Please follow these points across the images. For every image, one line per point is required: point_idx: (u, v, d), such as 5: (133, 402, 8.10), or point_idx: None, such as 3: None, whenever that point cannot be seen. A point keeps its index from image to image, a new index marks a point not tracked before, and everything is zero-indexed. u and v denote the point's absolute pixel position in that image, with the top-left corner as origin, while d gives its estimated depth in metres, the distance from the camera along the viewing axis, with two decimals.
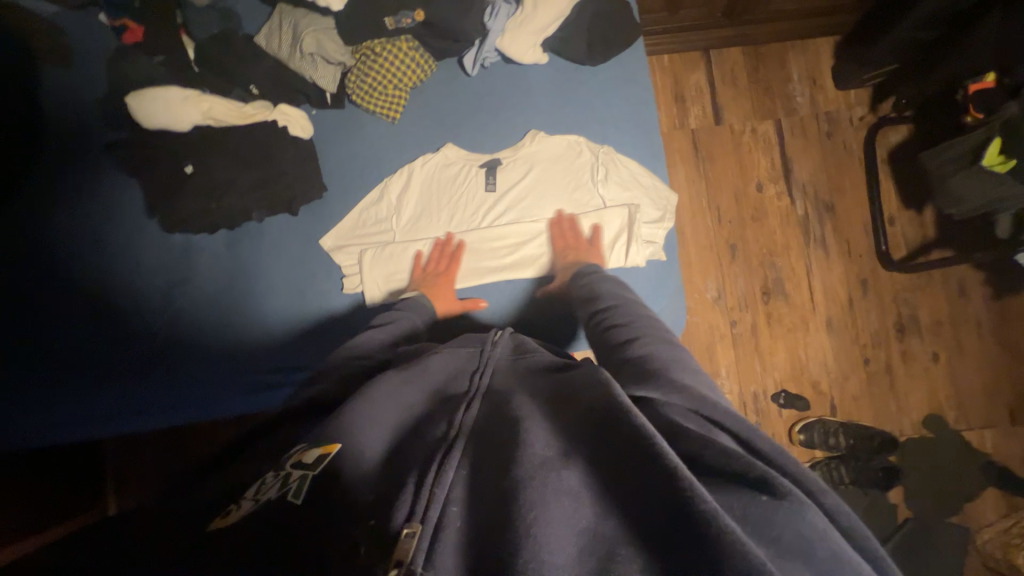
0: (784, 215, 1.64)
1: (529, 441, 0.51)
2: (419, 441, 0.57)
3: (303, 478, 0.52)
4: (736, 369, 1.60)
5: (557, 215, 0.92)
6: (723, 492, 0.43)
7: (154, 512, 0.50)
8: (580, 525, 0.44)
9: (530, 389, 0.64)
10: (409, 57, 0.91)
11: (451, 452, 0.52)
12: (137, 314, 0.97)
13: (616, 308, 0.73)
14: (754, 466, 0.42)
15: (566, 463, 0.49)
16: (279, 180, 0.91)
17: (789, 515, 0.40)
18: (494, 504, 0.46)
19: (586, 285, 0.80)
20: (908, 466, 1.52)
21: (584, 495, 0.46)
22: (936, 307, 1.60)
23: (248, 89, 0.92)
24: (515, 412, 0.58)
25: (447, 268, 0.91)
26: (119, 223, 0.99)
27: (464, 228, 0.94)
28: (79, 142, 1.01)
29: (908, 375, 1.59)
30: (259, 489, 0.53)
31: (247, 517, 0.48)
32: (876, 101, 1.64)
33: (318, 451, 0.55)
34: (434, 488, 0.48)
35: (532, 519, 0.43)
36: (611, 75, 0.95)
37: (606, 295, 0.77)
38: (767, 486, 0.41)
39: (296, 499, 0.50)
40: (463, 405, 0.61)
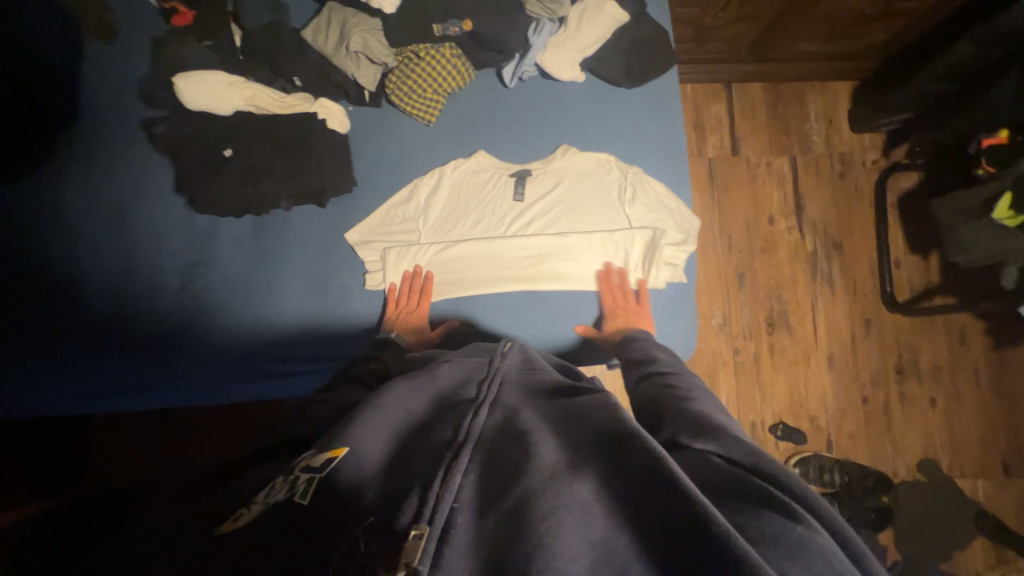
0: (792, 249, 1.67)
1: (539, 455, 0.52)
2: (422, 446, 0.59)
3: (310, 481, 0.55)
4: (736, 397, 1.61)
5: (606, 267, 0.93)
6: (753, 516, 0.44)
7: (179, 516, 0.54)
8: (593, 537, 0.44)
9: (539, 407, 0.66)
10: (450, 63, 0.94)
11: (459, 456, 0.54)
12: (156, 293, 0.98)
13: (676, 375, 0.71)
14: (772, 492, 0.45)
15: (576, 475, 0.50)
16: (313, 170, 0.92)
17: (817, 541, 0.42)
18: (504, 512, 0.47)
19: (640, 350, 0.80)
20: (900, 508, 1.53)
21: (595, 507, 0.47)
22: (936, 353, 1.63)
23: (290, 79, 0.94)
24: (525, 426, 0.59)
25: (416, 303, 0.92)
26: (145, 198, 1.00)
27: (489, 235, 0.95)
28: (115, 116, 1.02)
29: (905, 417, 1.61)
30: (269, 493, 0.57)
31: (256, 518, 0.52)
32: (889, 147, 1.68)
33: (325, 455, 0.58)
34: (441, 490, 0.49)
35: (545, 530, 0.44)
36: (645, 99, 0.97)
37: (662, 360, 0.76)
38: (793, 514, 0.43)
39: (302, 499, 0.53)
40: (471, 412, 0.62)
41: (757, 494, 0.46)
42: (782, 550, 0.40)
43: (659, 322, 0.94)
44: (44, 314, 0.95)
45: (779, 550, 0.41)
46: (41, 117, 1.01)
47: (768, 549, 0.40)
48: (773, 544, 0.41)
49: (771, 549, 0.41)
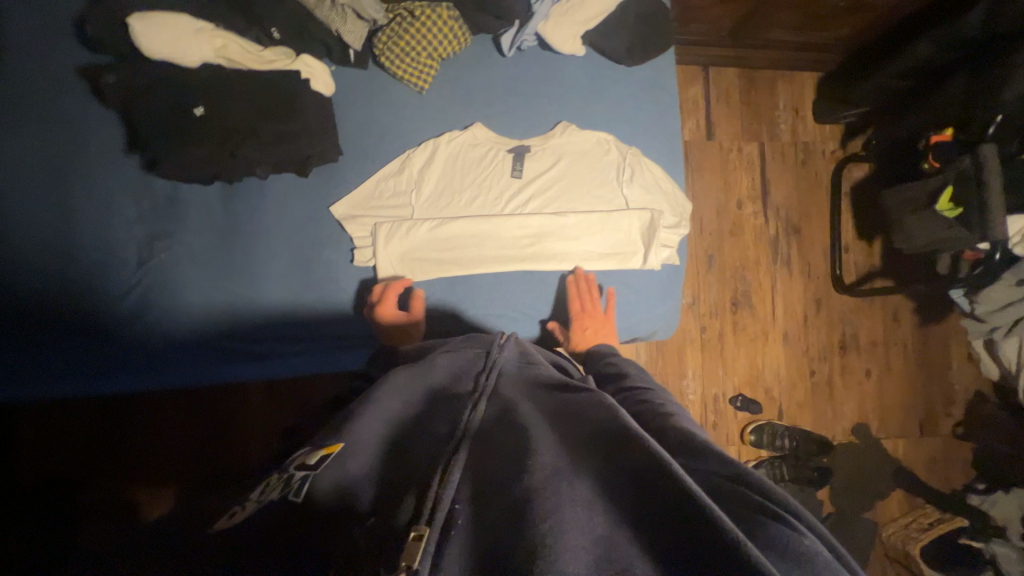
0: (757, 233, 1.76)
1: (539, 452, 0.55)
2: (422, 440, 0.61)
3: (304, 478, 0.54)
4: (701, 372, 1.71)
5: (575, 271, 0.93)
6: (759, 525, 0.46)
7: (174, 523, 0.52)
8: (595, 532, 0.46)
9: (536, 400, 0.68)
10: (447, 28, 0.86)
11: (457, 452, 0.56)
12: (110, 266, 0.88)
13: (650, 391, 0.73)
14: (767, 504, 0.48)
15: (575, 475, 0.52)
16: (296, 137, 0.82)
17: (823, 556, 0.44)
18: (505, 508, 0.49)
19: (611, 366, 0.81)
20: (836, 467, 1.72)
21: (594, 504, 0.49)
22: (873, 329, 1.81)
23: (268, 32, 0.83)
24: (524, 420, 0.62)
25: (389, 304, 0.88)
26: (90, 159, 0.88)
27: (486, 212, 0.93)
28: (43, 60, 0.87)
29: (844, 387, 1.78)
30: (262, 491, 0.55)
31: (251, 514, 0.51)
32: (847, 138, 1.80)
33: (321, 452, 0.58)
34: (441, 489, 0.51)
35: (548, 529, 0.45)
36: (641, 79, 0.97)
37: (634, 375, 0.78)
38: (797, 528, 0.45)
39: (296, 497, 0.52)
40: (471, 404, 0.65)
41: (763, 509, 0.47)
42: (789, 561, 0.43)
43: (651, 303, 0.97)
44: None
45: (785, 558, 0.43)
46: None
47: (776, 561, 0.43)
48: (782, 553, 0.43)
49: (779, 559, 0.43)
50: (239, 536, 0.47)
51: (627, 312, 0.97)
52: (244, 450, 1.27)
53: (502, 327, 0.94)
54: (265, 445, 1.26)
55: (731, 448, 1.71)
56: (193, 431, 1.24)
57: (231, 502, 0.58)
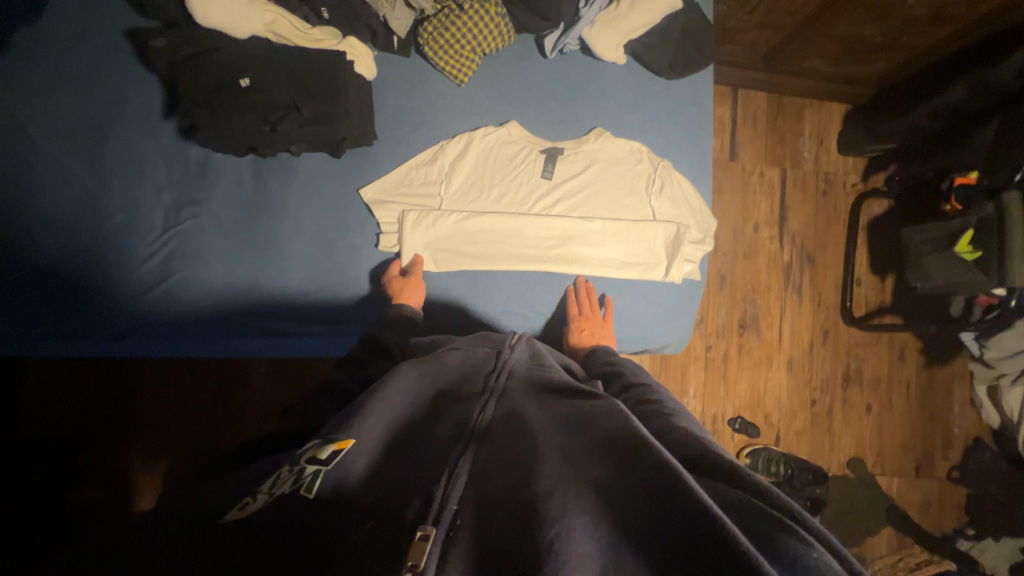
0: (772, 257, 1.76)
1: (544, 461, 0.55)
2: (431, 438, 0.62)
3: (315, 473, 0.53)
4: (703, 391, 1.71)
5: (577, 279, 0.94)
6: (767, 535, 0.46)
7: (194, 493, 0.53)
8: (601, 541, 0.47)
9: (545, 403, 0.68)
10: (493, 22, 0.87)
11: (461, 457, 0.56)
12: (131, 227, 0.88)
13: (649, 388, 0.75)
14: (769, 511, 0.48)
15: (583, 483, 0.52)
16: (332, 119, 0.83)
17: (833, 568, 0.43)
18: (512, 514, 0.49)
19: (610, 366, 0.82)
20: (830, 499, 1.71)
21: (602, 514, 0.49)
22: (878, 365, 1.81)
23: (317, 10, 0.82)
24: (532, 425, 0.62)
25: (407, 285, 0.89)
26: (128, 121, 0.89)
27: (514, 210, 0.93)
28: (92, 19, 0.88)
29: (844, 420, 1.78)
30: (274, 483, 0.54)
31: (264, 508, 0.49)
32: (869, 172, 1.80)
33: (332, 447, 0.56)
34: (447, 490, 0.52)
35: (554, 536, 0.45)
36: (679, 94, 0.97)
37: (631, 373, 0.80)
38: (805, 538, 0.45)
39: (308, 492, 0.51)
40: (480, 405, 0.66)
41: (771, 520, 0.47)
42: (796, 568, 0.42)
43: (668, 316, 0.98)
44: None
45: (792, 568, 0.42)
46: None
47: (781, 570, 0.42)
48: (790, 566, 0.43)
49: (785, 570, 0.42)
50: (250, 529, 0.46)
51: (642, 322, 0.97)
52: (244, 424, 1.26)
53: (518, 325, 0.94)
54: (263, 421, 1.25)
55: None
56: (193, 400, 1.24)
57: (247, 474, 0.58)
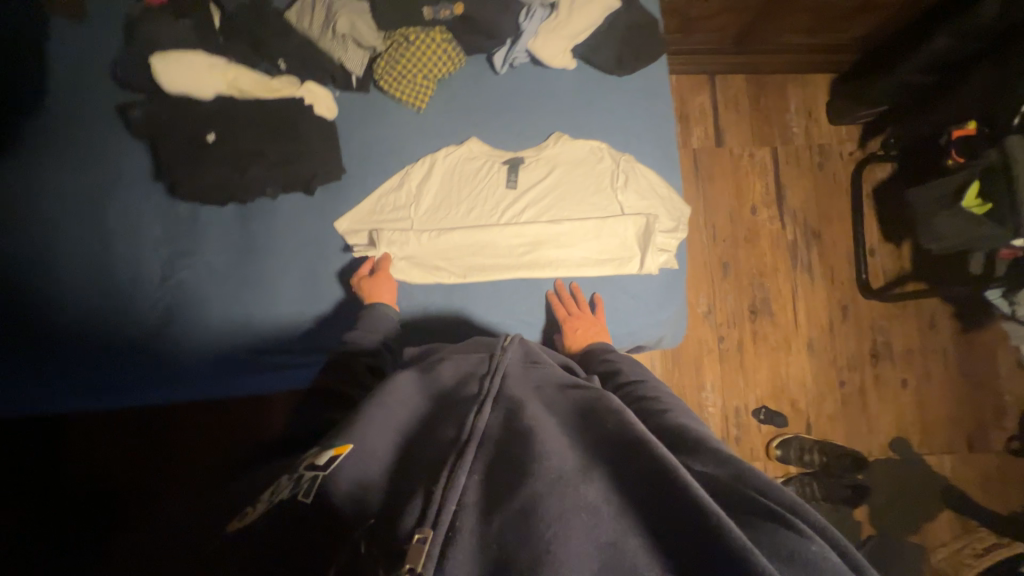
0: (774, 238, 1.71)
1: (546, 454, 0.54)
2: (429, 444, 0.62)
3: (314, 478, 0.56)
4: (720, 383, 1.65)
5: (555, 284, 0.95)
6: (769, 533, 0.46)
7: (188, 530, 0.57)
8: (600, 539, 0.47)
9: (542, 402, 0.68)
10: (441, 48, 0.93)
11: (464, 456, 0.56)
12: (142, 280, 0.95)
13: (646, 384, 0.74)
14: (766, 503, 0.48)
15: (584, 477, 0.52)
16: (301, 159, 0.90)
17: (835, 564, 0.43)
18: (510, 512, 0.49)
19: (606, 363, 0.82)
20: (874, 485, 1.61)
21: (603, 507, 0.50)
22: (907, 336, 1.70)
23: (276, 63, 0.92)
24: (530, 423, 0.60)
25: (378, 284, 0.92)
26: (121, 188, 0.96)
27: (481, 223, 0.95)
28: (86, 101, 0.98)
29: (879, 398, 1.68)
30: (274, 491, 0.58)
31: (260, 517, 0.53)
32: (865, 138, 1.74)
33: (330, 452, 0.59)
34: (446, 491, 0.51)
35: (551, 535, 0.46)
36: (635, 87, 0.98)
37: (627, 370, 0.79)
38: (806, 533, 0.45)
39: (306, 497, 0.54)
40: (475, 408, 0.64)
41: (768, 513, 0.47)
42: (797, 566, 0.43)
43: (653, 308, 0.97)
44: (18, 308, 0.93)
45: (794, 565, 0.43)
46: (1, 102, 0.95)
47: (781, 566, 0.43)
48: (789, 562, 0.43)
49: (786, 566, 0.43)
50: (253, 539, 0.50)
51: (627, 318, 0.96)
52: None
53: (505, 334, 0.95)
54: None
55: (756, 463, 1.62)
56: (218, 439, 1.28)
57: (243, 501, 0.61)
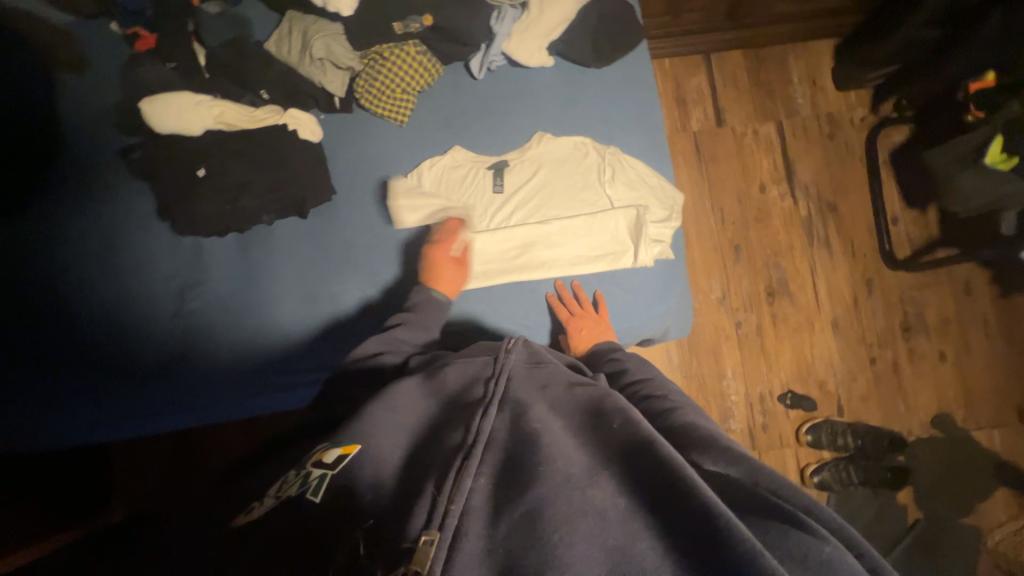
0: (786, 215, 1.64)
1: (552, 458, 0.53)
2: (434, 449, 0.61)
3: (322, 476, 0.57)
4: (742, 370, 1.58)
5: (555, 285, 0.94)
6: (780, 534, 0.45)
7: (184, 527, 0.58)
8: (607, 543, 0.46)
9: (548, 402, 0.65)
10: (416, 60, 0.95)
11: (470, 460, 0.55)
12: (166, 310, 1.00)
13: (653, 382, 0.73)
14: (776, 502, 0.47)
15: (592, 480, 0.51)
16: (288, 184, 0.93)
17: (849, 563, 0.42)
18: (516, 517, 0.49)
19: (613, 363, 0.81)
20: (917, 466, 1.52)
21: (611, 512, 0.48)
22: (942, 306, 1.61)
23: (259, 93, 0.97)
24: (536, 426, 0.59)
25: (443, 270, 0.91)
26: (131, 227, 1.02)
27: (470, 217, 0.97)
28: (92, 149, 1.03)
29: (916, 374, 1.58)
30: (281, 487, 0.59)
31: (269, 512, 0.55)
32: (877, 102, 1.65)
33: (339, 451, 0.61)
34: (453, 494, 0.51)
35: (558, 540, 0.46)
36: (615, 77, 0.98)
37: (634, 369, 0.78)
38: (819, 534, 0.44)
39: (314, 497, 0.55)
40: (480, 413, 0.63)
41: (778, 512, 0.46)
42: (810, 568, 0.42)
43: (652, 301, 0.95)
44: (57, 343, 0.99)
45: (805, 565, 0.42)
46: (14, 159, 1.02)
47: (794, 570, 0.42)
48: (801, 564, 0.42)
49: (798, 569, 0.42)
50: (258, 537, 0.52)
51: (627, 313, 0.95)
52: None
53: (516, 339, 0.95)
54: None
55: (786, 451, 1.55)
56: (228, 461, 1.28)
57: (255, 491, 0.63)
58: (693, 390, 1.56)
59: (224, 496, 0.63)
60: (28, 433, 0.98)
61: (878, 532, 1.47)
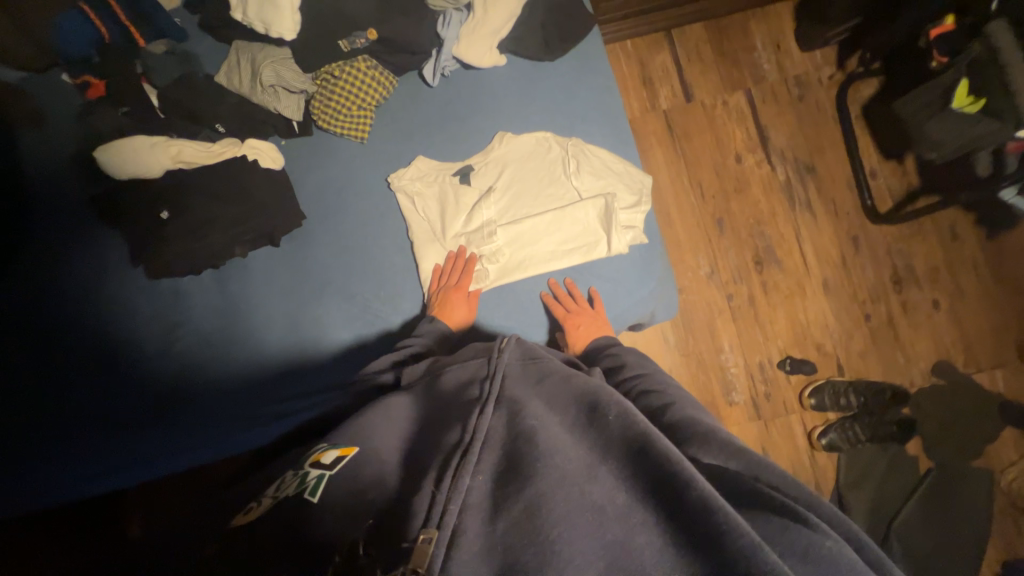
0: (765, 182, 1.64)
1: (551, 454, 0.52)
2: (433, 451, 0.58)
3: (320, 477, 0.57)
4: (739, 342, 1.58)
5: (548, 284, 0.98)
6: (780, 528, 0.46)
7: (180, 549, 0.59)
8: (606, 538, 0.46)
9: (545, 397, 0.62)
10: (368, 75, 0.99)
11: (467, 458, 0.53)
12: (162, 352, 1.00)
13: (650, 376, 0.74)
14: (778, 498, 0.48)
15: (591, 475, 0.51)
16: (257, 214, 0.95)
17: (848, 557, 0.44)
18: (515, 514, 0.48)
19: (610, 357, 0.82)
20: (922, 416, 1.52)
21: (609, 507, 0.48)
22: (930, 254, 1.60)
23: (215, 127, 0.99)
24: (533, 423, 0.56)
25: (451, 300, 0.93)
26: (108, 274, 1.02)
27: (459, 244, 1.00)
28: (60, 201, 1.03)
29: (912, 325, 1.58)
30: (278, 488, 0.60)
31: (268, 511, 0.55)
32: (843, 58, 1.65)
33: (336, 453, 0.61)
34: (451, 492, 0.50)
35: (557, 536, 0.45)
36: (568, 70, 1.03)
37: (631, 363, 0.79)
38: (819, 528, 0.45)
39: (312, 496, 0.55)
40: (476, 411, 0.59)
41: (778, 507, 0.47)
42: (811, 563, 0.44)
43: (634, 286, 0.98)
44: (60, 401, 0.99)
45: (806, 562, 0.44)
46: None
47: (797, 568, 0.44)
48: (801, 558, 0.44)
49: (800, 564, 0.44)
50: (258, 539, 0.51)
51: (612, 302, 0.98)
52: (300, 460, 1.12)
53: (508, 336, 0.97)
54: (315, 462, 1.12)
55: (792, 417, 1.54)
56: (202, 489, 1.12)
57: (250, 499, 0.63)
58: (693, 367, 1.56)
59: (226, 513, 0.63)
60: (26, 489, 0.95)
61: (892, 486, 1.48)
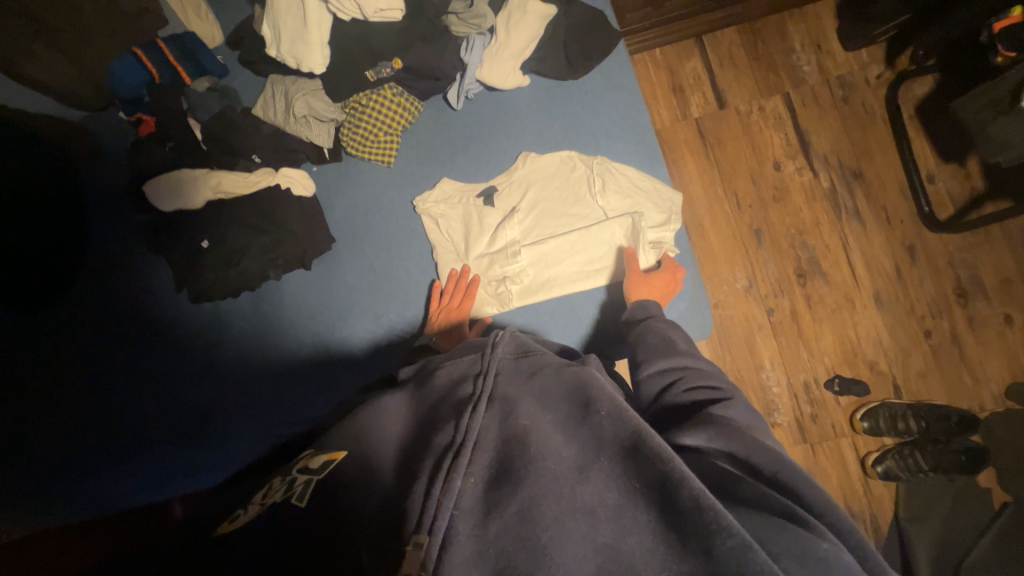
0: (807, 190, 1.54)
1: (543, 455, 0.50)
2: (422, 449, 0.54)
3: (307, 482, 0.54)
4: (781, 360, 1.49)
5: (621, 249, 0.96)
6: (778, 528, 0.44)
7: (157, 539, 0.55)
8: (597, 540, 0.45)
9: (537, 394, 0.59)
10: (394, 101, 1.02)
11: (460, 458, 0.50)
12: (201, 370, 1.06)
13: (695, 370, 0.70)
14: (772, 495, 0.47)
15: (584, 477, 0.48)
16: (288, 240, 1.00)
17: (847, 562, 0.42)
18: (506, 517, 0.46)
19: (658, 337, 0.78)
20: (995, 443, 1.38)
21: (601, 509, 0.46)
22: (999, 264, 1.46)
23: (250, 157, 1.05)
24: (526, 424, 0.53)
25: (451, 310, 0.95)
26: (157, 297, 1.09)
27: (462, 262, 1.00)
28: (120, 230, 1.13)
29: (980, 342, 1.44)
30: (265, 494, 0.56)
31: (253, 517, 0.51)
32: (892, 56, 1.55)
33: (324, 457, 0.57)
34: (444, 494, 0.47)
35: (547, 540, 0.44)
36: (593, 86, 1.03)
37: (682, 346, 0.76)
38: (818, 531, 0.44)
39: (299, 501, 0.51)
40: (469, 409, 0.56)
41: (774, 507, 0.46)
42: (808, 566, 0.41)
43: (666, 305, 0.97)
44: (115, 417, 1.06)
45: (803, 563, 0.41)
46: (38, 252, 1.08)
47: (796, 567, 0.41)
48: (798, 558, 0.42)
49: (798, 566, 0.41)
50: (243, 541, 0.48)
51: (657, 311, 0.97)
52: None
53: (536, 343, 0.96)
54: None
55: (843, 442, 1.43)
56: None
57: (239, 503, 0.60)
58: None
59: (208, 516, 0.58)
60: (85, 501, 1.02)
61: (961, 520, 1.34)
